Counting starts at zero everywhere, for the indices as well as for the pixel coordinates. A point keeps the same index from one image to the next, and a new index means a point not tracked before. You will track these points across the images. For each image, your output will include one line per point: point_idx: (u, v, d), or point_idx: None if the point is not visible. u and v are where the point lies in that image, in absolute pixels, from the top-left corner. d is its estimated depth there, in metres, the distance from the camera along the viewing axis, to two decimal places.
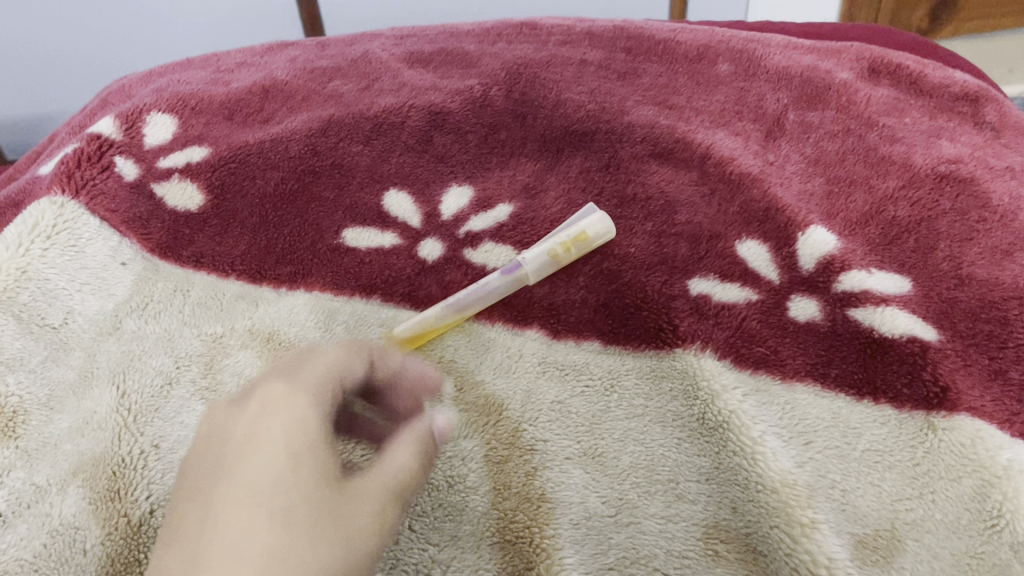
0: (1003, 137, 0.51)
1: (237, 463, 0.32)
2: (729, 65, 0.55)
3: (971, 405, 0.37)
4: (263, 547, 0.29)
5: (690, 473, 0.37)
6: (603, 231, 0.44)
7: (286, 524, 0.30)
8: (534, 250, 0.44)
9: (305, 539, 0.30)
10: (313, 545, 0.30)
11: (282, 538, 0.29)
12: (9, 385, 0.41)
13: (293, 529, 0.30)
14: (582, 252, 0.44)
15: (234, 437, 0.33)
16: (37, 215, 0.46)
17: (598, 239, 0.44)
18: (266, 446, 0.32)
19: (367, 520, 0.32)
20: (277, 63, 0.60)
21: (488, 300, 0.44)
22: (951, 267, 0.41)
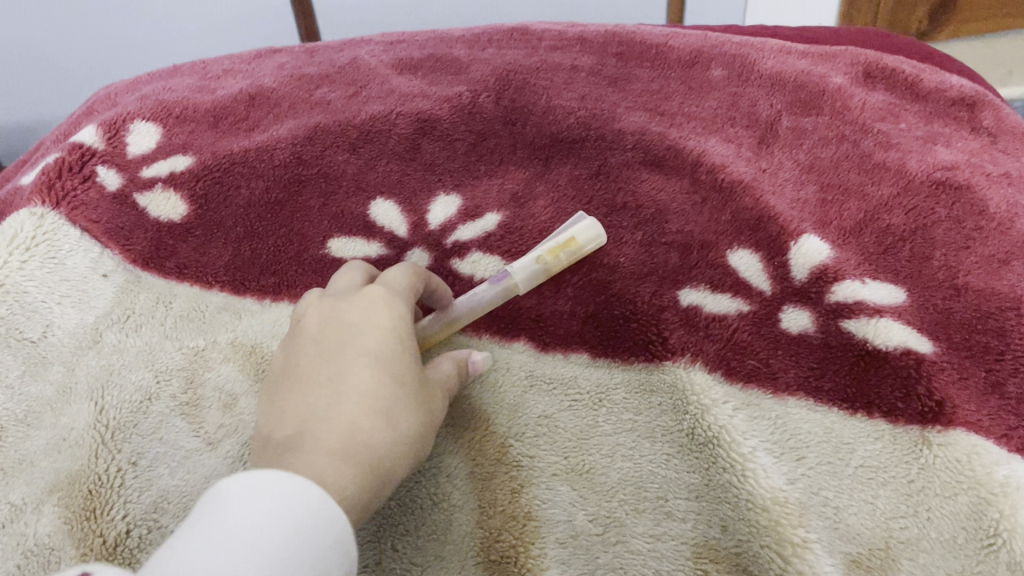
0: (1000, 143, 0.50)
1: (354, 334, 0.37)
2: (722, 70, 0.54)
3: (967, 420, 0.36)
4: (379, 400, 0.35)
5: (679, 490, 0.36)
6: (595, 237, 0.42)
7: (395, 387, 0.35)
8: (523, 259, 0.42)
9: (409, 402, 0.35)
10: (414, 410, 0.35)
11: (395, 396, 0.35)
12: None
13: (401, 393, 0.35)
14: (572, 259, 0.42)
15: (346, 316, 0.38)
16: (16, 227, 0.45)
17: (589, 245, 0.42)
18: (377, 323, 0.37)
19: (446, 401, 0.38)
20: (264, 69, 0.59)
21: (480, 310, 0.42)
22: (946, 277, 0.40)
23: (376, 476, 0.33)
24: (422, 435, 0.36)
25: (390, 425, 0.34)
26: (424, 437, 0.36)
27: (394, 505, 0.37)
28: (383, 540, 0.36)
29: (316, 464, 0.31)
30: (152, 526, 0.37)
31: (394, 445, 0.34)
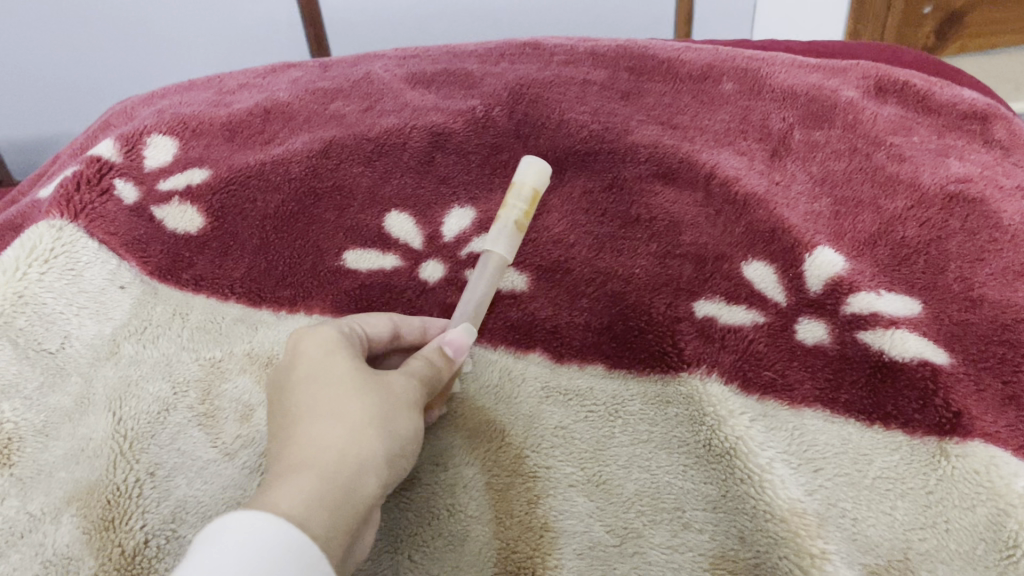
0: (1013, 155, 0.50)
1: (291, 374, 0.36)
2: (734, 84, 0.55)
3: (985, 431, 0.36)
4: (326, 411, 0.34)
5: (696, 501, 0.36)
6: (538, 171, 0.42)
7: (341, 392, 0.35)
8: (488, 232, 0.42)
9: (360, 397, 0.34)
10: (370, 400, 0.34)
11: (342, 400, 0.34)
12: (4, 412, 0.41)
13: (343, 396, 0.34)
14: (525, 199, 0.41)
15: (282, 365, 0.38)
16: (35, 239, 0.46)
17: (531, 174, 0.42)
18: (308, 354, 0.37)
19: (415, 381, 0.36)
20: (279, 84, 0.60)
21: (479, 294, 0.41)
22: (961, 289, 0.40)
23: (344, 473, 0.32)
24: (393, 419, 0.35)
25: (344, 426, 0.33)
26: (391, 420, 0.34)
27: (411, 516, 0.37)
28: (400, 550, 0.36)
29: (271, 489, 0.30)
30: (170, 536, 0.37)
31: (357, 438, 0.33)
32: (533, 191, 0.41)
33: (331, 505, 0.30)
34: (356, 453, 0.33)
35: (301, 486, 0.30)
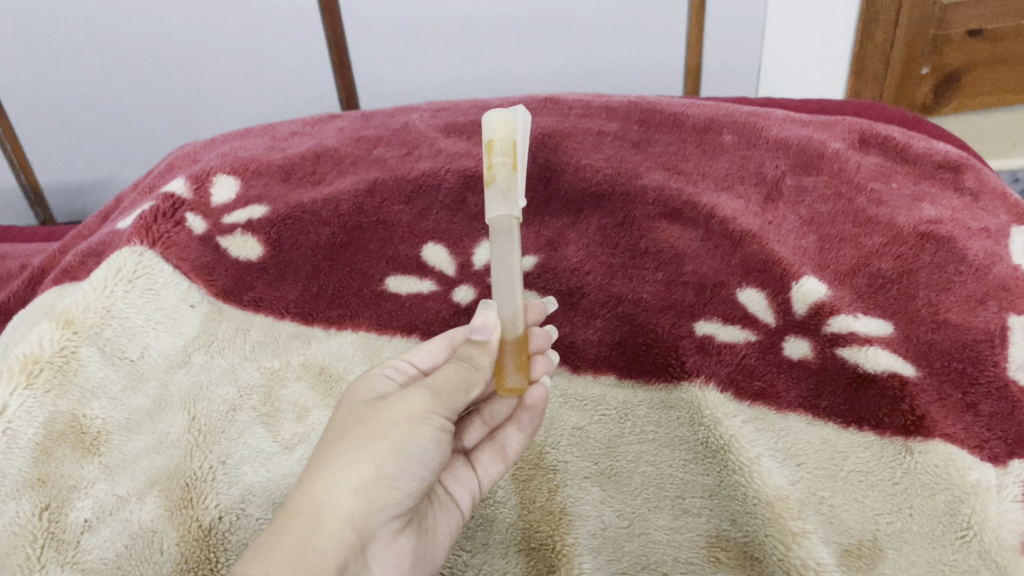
0: (981, 202, 0.56)
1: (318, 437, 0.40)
2: (733, 135, 0.61)
3: (945, 432, 0.41)
4: (310, 464, 0.36)
5: (694, 490, 0.43)
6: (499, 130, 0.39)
7: (331, 442, 0.37)
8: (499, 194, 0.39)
9: (338, 443, 0.36)
10: (349, 442, 0.36)
11: (326, 450, 0.37)
12: (93, 409, 0.47)
13: (324, 446, 0.37)
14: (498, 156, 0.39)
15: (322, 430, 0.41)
16: (120, 261, 0.52)
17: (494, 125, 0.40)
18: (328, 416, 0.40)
19: (404, 403, 0.38)
20: (326, 132, 0.67)
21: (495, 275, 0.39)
22: (928, 312, 0.46)
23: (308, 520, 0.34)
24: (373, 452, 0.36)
25: (316, 474, 0.35)
26: (362, 448, 0.36)
27: None
28: None
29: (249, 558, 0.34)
30: (240, 513, 0.44)
31: (328, 482, 0.35)
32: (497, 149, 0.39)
33: (291, 556, 0.32)
34: (327, 499, 0.35)
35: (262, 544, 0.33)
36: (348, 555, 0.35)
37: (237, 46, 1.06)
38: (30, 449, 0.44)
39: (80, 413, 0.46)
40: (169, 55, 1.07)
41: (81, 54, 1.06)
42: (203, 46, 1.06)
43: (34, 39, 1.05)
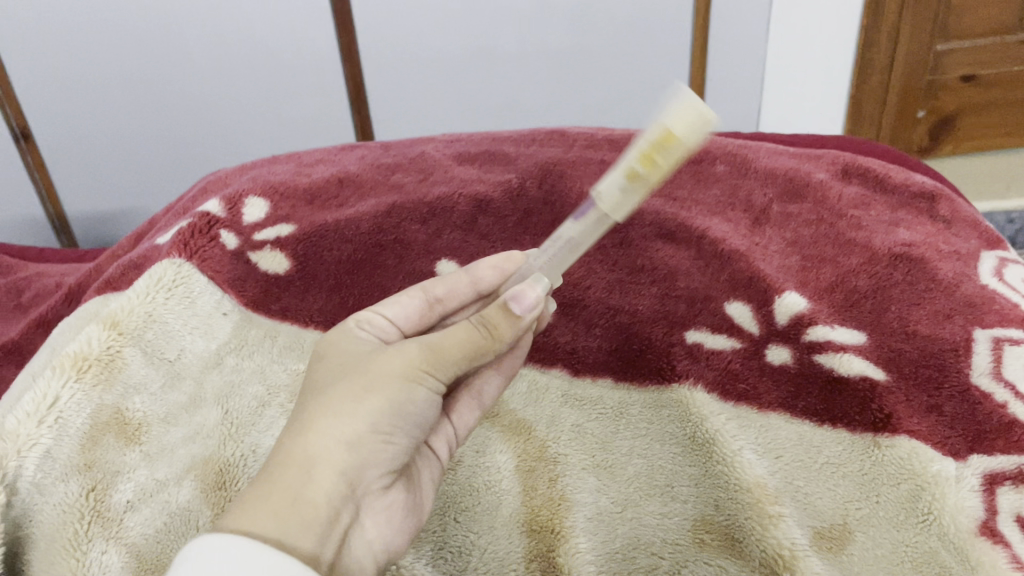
0: (953, 228, 0.61)
1: (305, 385, 0.43)
2: (725, 167, 0.66)
3: (910, 429, 0.45)
4: (301, 416, 0.40)
5: (682, 479, 0.49)
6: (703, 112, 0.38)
7: (321, 397, 0.41)
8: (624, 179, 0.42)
9: (329, 401, 0.40)
10: (339, 401, 0.40)
11: (316, 405, 0.41)
12: (135, 403, 0.51)
13: (315, 400, 0.41)
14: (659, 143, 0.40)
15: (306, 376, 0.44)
16: (160, 272, 0.56)
17: (693, 139, 0.39)
18: (316, 367, 0.44)
19: (396, 367, 0.41)
20: (349, 160, 0.72)
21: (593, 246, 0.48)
22: (899, 325, 0.50)
23: (298, 472, 0.38)
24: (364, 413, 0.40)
25: (307, 428, 0.39)
26: (352, 408, 0.40)
27: (456, 487, 0.49)
28: (448, 513, 0.49)
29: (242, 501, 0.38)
30: None
31: (320, 439, 0.39)
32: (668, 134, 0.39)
33: (282, 507, 0.37)
34: (319, 453, 0.39)
35: (257, 493, 0.37)
36: (338, 504, 0.39)
37: (261, 83, 1.13)
38: (77, 437, 0.49)
39: (123, 406, 0.51)
40: (197, 91, 1.13)
41: (114, 90, 1.12)
42: (228, 84, 1.12)
43: (70, 75, 1.10)
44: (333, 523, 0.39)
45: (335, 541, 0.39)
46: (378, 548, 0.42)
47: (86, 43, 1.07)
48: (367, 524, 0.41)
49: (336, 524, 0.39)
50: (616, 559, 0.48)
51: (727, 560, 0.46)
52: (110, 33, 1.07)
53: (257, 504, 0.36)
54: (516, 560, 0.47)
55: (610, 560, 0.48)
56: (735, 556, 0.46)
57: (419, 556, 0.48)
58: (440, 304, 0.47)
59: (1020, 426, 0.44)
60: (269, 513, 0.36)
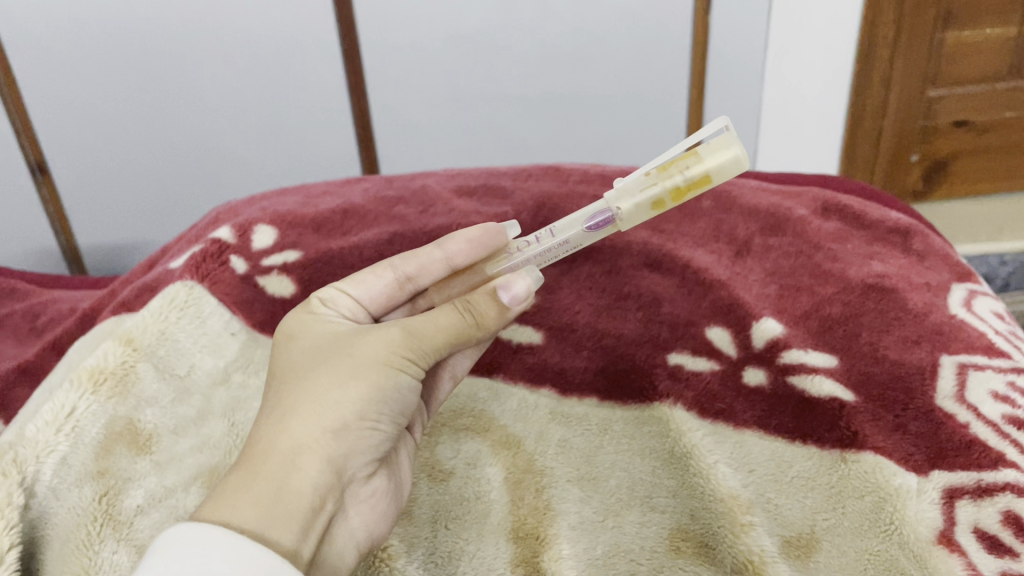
0: (926, 262, 0.64)
1: (287, 370, 0.46)
2: (711, 202, 0.69)
3: (876, 445, 0.49)
4: (287, 406, 0.44)
5: (661, 491, 0.52)
6: (741, 163, 0.45)
7: (303, 387, 0.44)
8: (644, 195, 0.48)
9: (314, 393, 0.44)
10: (323, 393, 0.44)
11: (298, 397, 0.44)
12: (147, 415, 0.55)
13: (299, 391, 0.44)
14: (696, 179, 0.46)
15: (288, 358, 0.47)
16: (173, 292, 0.60)
17: (723, 179, 0.46)
18: (299, 354, 0.47)
19: (378, 362, 0.45)
20: (353, 193, 0.75)
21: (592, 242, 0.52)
22: (870, 349, 0.53)
23: (282, 464, 0.42)
24: (347, 406, 0.44)
25: (292, 420, 0.43)
26: (335, 402, 0.44)
27: (447, 498, 0.52)
28: (439, 522, 0.51)
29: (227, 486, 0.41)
30: None
31: (305, 432, 0.43)
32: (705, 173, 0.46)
33: (267, 498, 0.40)
34: (303, 445, 0.42)
35: (243, 485, 0.40)
36: (321, 492, 0.43)
37: (272, 119, 1.17)
38: (92, 445, 0.52)
39: (135, 417, 0.54)
40: (210, 127, 1.17)
41: (128, 126, 1.16)
42: (241, 120, 1.17)
43: (87, 111, 1.15)
44: (317, 512, 0.42)
45: (318, 529, 0.42)
46: (360, 536, 0.47)
47: (104, 81, 1.12)
48: (351, 512, 0.46)
49: (319, 511, 0.42)
50: (597, 565, 0.50)
51: (701, 566, 0.49)
52: (126, 71, 1.11)
53: (242, 498, 0.40)
54: (502, 565, 0.50)
55: (591, 565, 0.50)
56: (708, 562, 0.50)
57: (412, 558, 0.50)
58: (411, 279, 0.52)
59: (979, 444, 0.47)
60: (252, 505, 0.39)
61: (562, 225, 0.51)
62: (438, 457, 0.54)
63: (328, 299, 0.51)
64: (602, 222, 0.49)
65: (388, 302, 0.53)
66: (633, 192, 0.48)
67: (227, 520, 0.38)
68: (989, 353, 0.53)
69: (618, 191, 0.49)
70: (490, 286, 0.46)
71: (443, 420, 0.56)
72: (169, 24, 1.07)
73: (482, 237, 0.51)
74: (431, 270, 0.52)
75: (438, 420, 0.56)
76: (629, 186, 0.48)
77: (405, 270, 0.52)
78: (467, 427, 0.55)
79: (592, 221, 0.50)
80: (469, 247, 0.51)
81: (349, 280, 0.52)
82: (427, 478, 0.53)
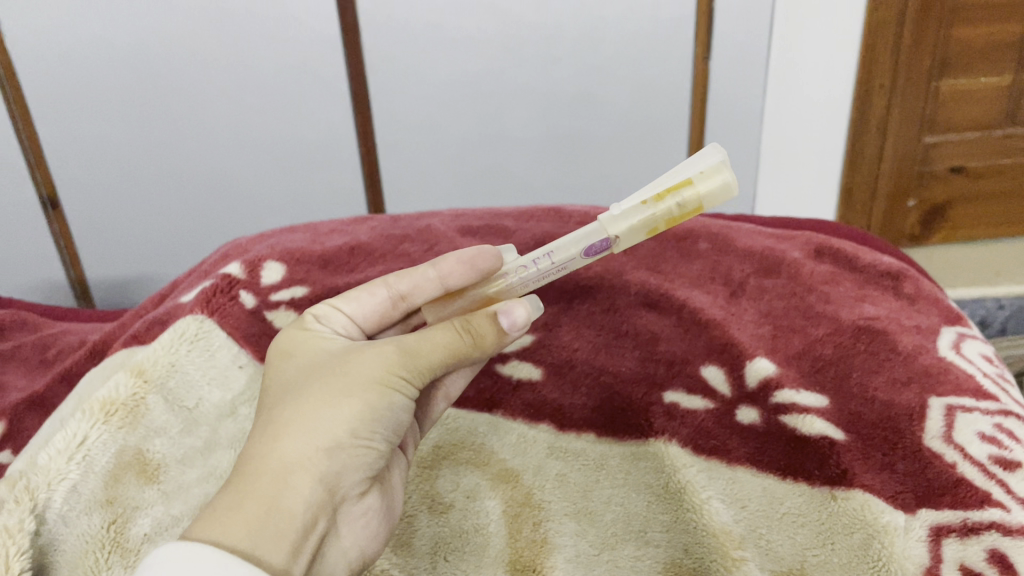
0: (916, 305, 0.65)
1: (280, 391, 0.48)
2: (707, 243, 0.70)
3: (865, 484, 0.50)
4: (280, 425, 0.45)
5: (656, 525, 0.55)
6: (731, 191, 0.48)
7: (298, 406, 0.46)
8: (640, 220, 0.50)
9: (309, 413, 0.45)
10: (317, 414, 0.45)
11: (292, 417, 0.45)
12: (156, 446, 0.56)
13: (292, 410, 0.45)
14: (690, 206, 0.48)
15: (281, 379, 0.49)
16: (183, 326, 0.61)
17: (715, 204, 0.48)
18: (292, 376, 0.48)
19: (372, 382, 0.46)
20: (360, 231, 0.77)
21: (584, 262, 0.54)
22: (860, 390, 0.54)
23: (275, 483, 0.43)
24: (341, 425, 0.45)
25: (284, 439, 0.44)
26: (329, 422, 0.45)
27: (447, 530, 0.55)
28: (439, 554, 0.54)
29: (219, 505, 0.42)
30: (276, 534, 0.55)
31: (298, 452, 0.44)
32: (698, 200, 0.48)
33: (260, 516, 0.41)
34: (295, 464, 0.44)
35: (235, 503, 0.41)
36: (314, 512, 0.44)
37: (281, 157, 1.20)
38: (102, 474, 0.54)
39: (144, 447, 0.56)
40: (220, 164, 1.20)
41: (140, 162, 1.19)
42: (250, 158, 1.20)
43: (102, 148, 1.17)
44: (309, 530, 0.43)
45: (310, 548, 0.43)
46: (353, 553, 0.48)
47: (121, 118, 1.15)
48: (343, 531, 0.47)
49: (310, 530, 0.44)
50: None
51: None
52: (140, 110, 1.14)
53: (234, 516, 0.40)
54: None
55: None
56: None
57: None
58: (405, 297, 0.54)
59: (966, 483, 0.49)
60: (244, 524, 0.40)
61: (559, 254, 0.52)
62: (438, 490, 0.56)
63: (321, 315, 0.53)
64: (600, 249, 0.51)
65: (381, 319, 0.55)
66: (628, 218, 0.50)
67: (217, 538, 0.39)
68: (977, 395, 0.54)
69: (613, 217, 0.50)
70: (490, 311, 0.49)
71: (444, 454, 0.58)
72: (183, 64, 1.10)
73: (473, 256, 0.53)
74: (425, 288, 0.54)
75: (439, 453, 0.58)
76: (623, 212, 0.50)
77: (399, 288, 0.54)
78: (467, 460, 0.57)
79: (591, 249, 0.51)
80: (460, 269, 0.53)
81: (343, 297, 0.54)
82: (427, 509, 0.56)
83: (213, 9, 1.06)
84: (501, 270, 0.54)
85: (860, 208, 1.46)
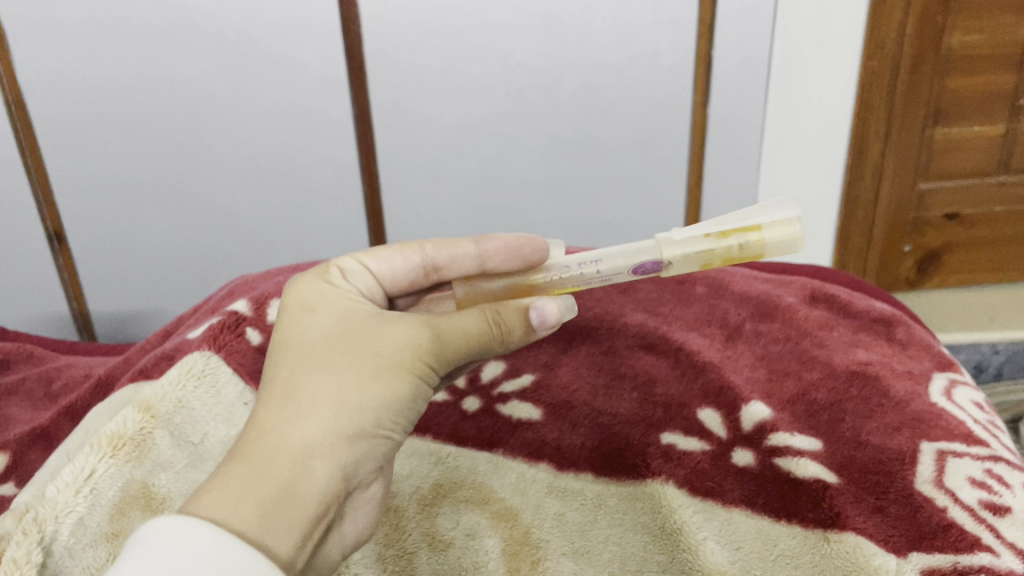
0: (908, 351, 0.67)
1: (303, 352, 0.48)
2: (704, 288, 0.72)
3: (857, 526, 0.51)
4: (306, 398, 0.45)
5: (653, 565, 0.55)
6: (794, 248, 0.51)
7: (323, 383, 0.46)
8: (698, 253, 0.52)
9: (334, 391, 0.46)
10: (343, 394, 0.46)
11: (316, 393, 0.45)
12: (162, 479, 0.57)
13: (318, 384, 0.46)
14: (754, 251, 0.51)
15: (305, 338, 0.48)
16: (191, 361, 0.62)
17: (774, 256, 0.52)
18: (316, 339, 0.48)
19: (399, 369, 0.47)
20: None
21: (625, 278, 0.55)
22: (852, 434, 0.56)
23: (292, 464, 0.43)
24: (364, 411, 0.46)
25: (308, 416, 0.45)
26: (354, 405, 0.46)
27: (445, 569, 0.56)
28: None
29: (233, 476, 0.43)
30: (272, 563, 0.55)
31: (319, 435, 0.44)
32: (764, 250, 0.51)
33: (274, 498, 0.42)
34: (315, 445, 0.44)
35: (251, 482, 0.42)
36: (327, 500, 0.45)
37: (287, 195, 1.22)
38: (107, 507, 0.55)
39: (150, 481, 0.57)
40: (226, 201, 1.22)
41: (149, 198, 1.21)
42: (256, 196, 1.22)
43: (112, 183, 1.20)
44: (320, 518, 0.44)
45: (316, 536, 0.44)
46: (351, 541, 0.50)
47: (132, 154, 1.17)
48: (348, 519, 0.49)
49: (321, 518, 0.44)
50: None
51: None
52: (150, 148, 1.17)
53: (245, 499, 0.41)
54: None
55: None
56: None
57: None
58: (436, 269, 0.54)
59: (956, 528, 0.50)
60: (256, 509, 0.41)
61: (607, 265, 0.54)
62: (438, 528, 0.57)
63: (347, 273, 0.53)
64: (648, 269, 0.53)
65: (409, 284, 0.54)
66: (685, 247, 0.52)
67: (222, 520, 0.40)
68: (966, 441, 0.55)
69: (671, 243, 0.52)
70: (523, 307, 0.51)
71: (444, 491, 0.58)
72: (194, 104, 1.13)
73: (516, 243, 0.52)
74: (459, 263, 0.53)
75: (439, 490, 0.58)
76: (683, 240, 0.52)
77: (433, 257, 0.53)
78: (467, 498, 0.58)
79: (640, 268, 0.53)
80: (502, 253, 0.52)
81: (374, 256, 0.54)
82: (427, 547, 0.56)
83: (227, 51, 1.09)
84: (546, 264, 0.54)
85: (856, 253, 1.48)
